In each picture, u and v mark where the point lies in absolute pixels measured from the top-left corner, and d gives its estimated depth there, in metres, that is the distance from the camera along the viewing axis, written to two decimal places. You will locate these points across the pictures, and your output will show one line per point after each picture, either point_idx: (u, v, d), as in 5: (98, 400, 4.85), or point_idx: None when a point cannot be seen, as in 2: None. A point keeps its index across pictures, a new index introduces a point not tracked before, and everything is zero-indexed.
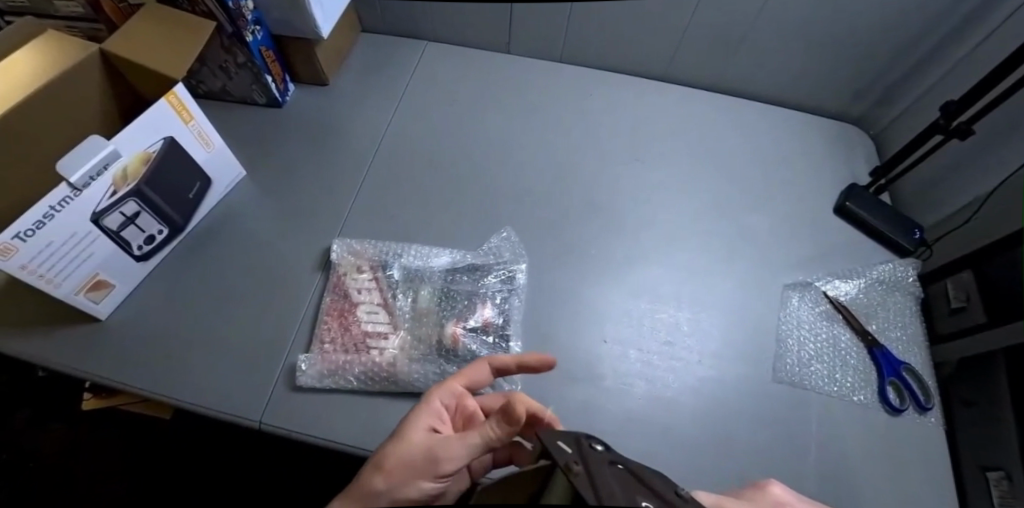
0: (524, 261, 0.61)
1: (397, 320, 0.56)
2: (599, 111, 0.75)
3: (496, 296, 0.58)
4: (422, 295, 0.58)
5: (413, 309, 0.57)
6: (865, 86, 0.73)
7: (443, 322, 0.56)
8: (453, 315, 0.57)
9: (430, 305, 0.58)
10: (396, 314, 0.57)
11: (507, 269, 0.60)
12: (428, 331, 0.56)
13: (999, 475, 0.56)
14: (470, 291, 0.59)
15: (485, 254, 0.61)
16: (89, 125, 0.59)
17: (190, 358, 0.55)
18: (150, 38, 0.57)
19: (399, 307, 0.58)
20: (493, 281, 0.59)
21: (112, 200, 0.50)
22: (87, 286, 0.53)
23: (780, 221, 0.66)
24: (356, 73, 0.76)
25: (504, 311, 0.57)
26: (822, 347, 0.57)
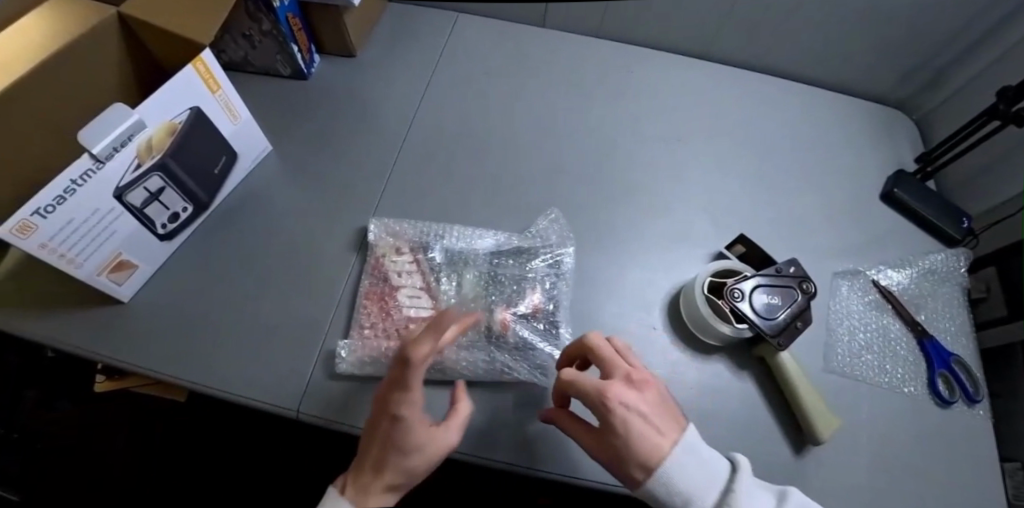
0: (571, 245, 0.58)
1: (441, 305, 0.54)
2: (638, 90, 0.72)
3: (545, 281, 0.56)
4: (467, 279, 0.56)
5: (459, 294, 0.55)
6: (913, 69, 0.70)
7: (491, 307, 0.54)
8: (500, 300, 0.55)
9: (475, 289, 0.55)
10: (440, 299, 0.54)
11: (554, 254, 0.57)
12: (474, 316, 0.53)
13: (1015, 466, 0.58)
14: (516, 276, 0.56)
15: (532, 237, 0.59)
16: (102, 94, 0.55)
17: (221, 343, 0.52)
18: (174, 3, 0.53)
19: (444, 291, 0.55)
20: (540, 265, 0.57)
21: (136, 174, 0.47)
22: (109, 266, 0.49)
23: (828, 208, 0.64)
24: (385, 45, 0.72)
25: (553, 297, 0.55)
26: (873, 337, 0.56)
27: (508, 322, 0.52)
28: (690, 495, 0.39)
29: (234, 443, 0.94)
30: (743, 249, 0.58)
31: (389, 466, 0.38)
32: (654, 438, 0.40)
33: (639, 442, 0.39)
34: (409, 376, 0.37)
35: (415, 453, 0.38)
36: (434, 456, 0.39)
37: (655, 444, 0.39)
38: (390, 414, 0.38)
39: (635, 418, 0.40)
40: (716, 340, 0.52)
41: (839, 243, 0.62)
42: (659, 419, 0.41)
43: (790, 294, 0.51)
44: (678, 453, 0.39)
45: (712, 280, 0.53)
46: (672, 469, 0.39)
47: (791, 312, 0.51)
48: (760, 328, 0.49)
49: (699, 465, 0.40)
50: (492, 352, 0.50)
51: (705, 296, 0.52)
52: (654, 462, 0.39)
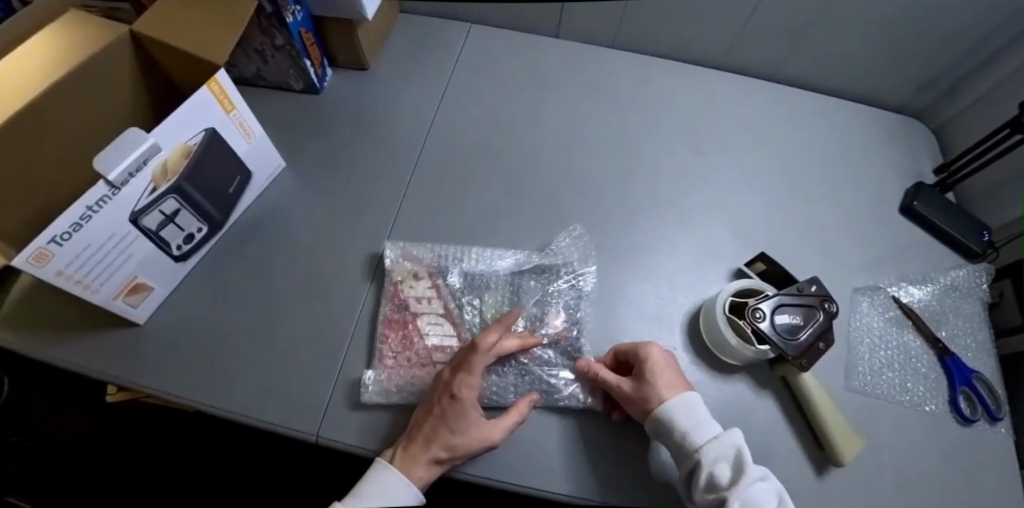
0: (592, 264, 0.58)
1: (463, 331, 0.54)
2: (653, 102, 0.71)
3: (566, 303, 0.55)
4: (488, 303, 0.55)
5: (482, 318, 0.55)
6: (933, 80, 0.69)
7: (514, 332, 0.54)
8: (523, 324, 0.54)
9: (497, 311, 0.55)
10: (463, 324, 0.54)
11: (575, 273, 0.57)
12: None
13: None
14: (537, 298, 0.56)
15: (553, 255, 0.58)
16: (115, 113, 0.54)
17: (240, 365, 0.52)
18: (186, 21, 0.51)
19: (467, 317, 0.54)
20: (561, 285, 0.56)
21: (152, 198, 0.46)
22: (124, 290, 0.49)
23: (847, 222, 0.64)
24: (397, 58, 0.71)
25: (576, 318, 0.54)
26: (894, 355, 0.55)
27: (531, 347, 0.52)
28: (687, 433, 0.43)
29: (241, 459, 0.92)
30: (763, 267, 0.57)
31: (440, 439, 0.43)
32: (665, 382, 0.46)
33: (653, 382, 0.46)
34: (471, 360, 0.46)
35: (461, 430, 0.43)
36: (481, 439, 0.44)
37: (667, 386, 0.45)
38: (447, 393, 0.45)
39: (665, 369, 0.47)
40: (737, 359, 0.52)
41: (859, 257, 0.61)
42: (674, 372, 0.47)
43: (812, 313, 0.51)
44: (685, 394, 0.44)
45: (733, 300, 0.53)
46: (679, 407, 0.44)
47: (812, 332, 0.50)
48: (783, 350, 0.49)
49: (700, 413, 0.44)
50: (522, 374, 0.51)
51: (726, 317, 0.51)
52: (663, 399, 0.44)
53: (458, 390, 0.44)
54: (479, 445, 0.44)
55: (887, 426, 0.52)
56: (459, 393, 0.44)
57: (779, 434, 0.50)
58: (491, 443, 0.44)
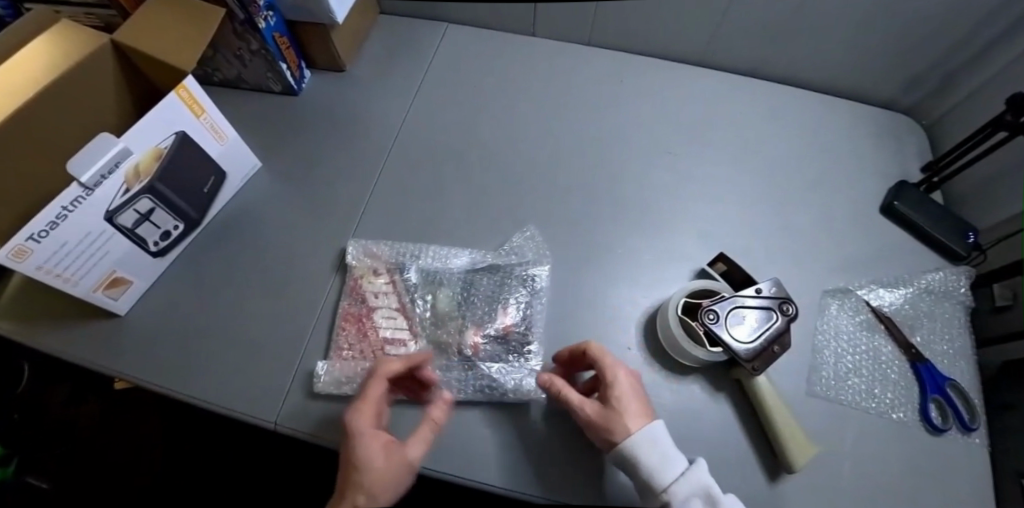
0: (546, 263, 0.58)
1: (415, 326, 0.55)
2: (626, 100, 0.70)
3: (517, 300, 0.56)
4: (439, 298, 0.57)
5: (433, 312, 0.56)
6: (922, 74, 0.66)
7: (465, 328, 0.55)
8: (474, 321, 0.56)
9: (449, 307, 0.56)
10: (415, 320, 0.56)
11: (528, 272, 0.58)
12: (448, 336, 0.55)
13: None
14: (489, 295, 0.57)
15: (506, 254, 0.59)
16: (104, 120, 0.58)
17: (211, 355, 0.54)
18: (161, 29, 0.54)
19: (418, 312, 0.56)
20: (513, 283, 0.57)
21: (126, 198, 0.49)
22: (104, 284, 0.52)
23: (822, 223, 0.62)
24: (373, 59, 0.73)
25: (525, 313, 0.55)
26: (861, 360, 0.54)
27: (479, 342, 0.54)
28: (653, 473, 0.42)
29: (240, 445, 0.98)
30: (725, 267, 0.56)
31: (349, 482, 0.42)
32: (632, 412, 0.44)
33: (620, 412, 0.44)
34: (365, 396, 0.45)
35: (366, 469, 0.42)
36: (390, 475, 0.42)
37: (634, 415, 0.44)
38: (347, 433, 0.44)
39: (627, 399, 0.45)
40: (691, 360, 0.51)
41: (833, 259, 0.59)
42: (638, 398, 0.46)
43: (769, 316, 0.50)
44: (650, 427, 0.43)
45: (688, 301, 0.52)
46: (646, 438, 0.43)
47: (768, 335, 0.49)
48: (734, 353, 0.48)
49: (665, 446, 0.43)
50: (467, 371, 0.51)
51: (679, 318, 0.51)
52: (631, 431, 0.43)
53: (355, 427, 0.43)
54: (391, 483, 0.42)
55: (846, 431, 0.51)
56: (359, 431, 0.43)
57: (730, 437, 0.50)
58: (402, 477, 0.43)
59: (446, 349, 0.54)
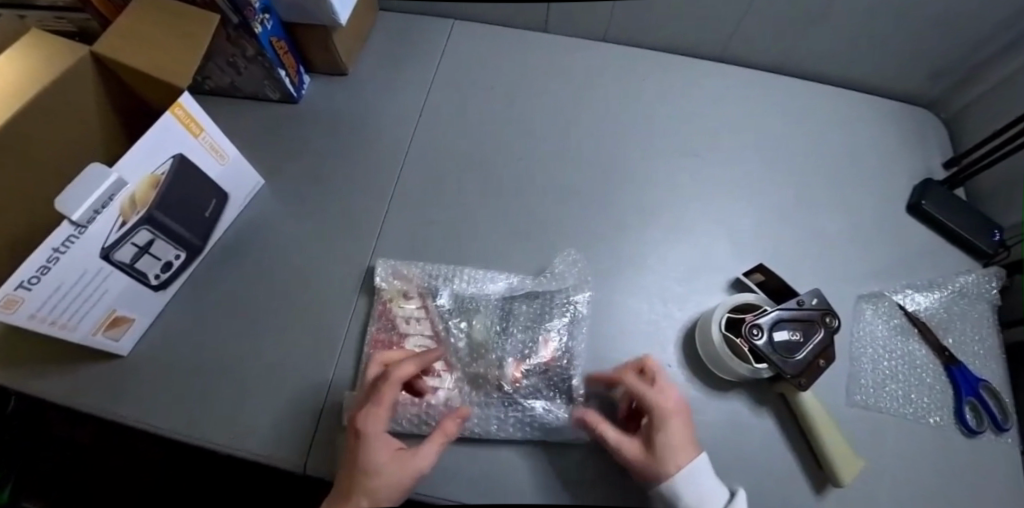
0: (589, 289, 0.56)
1: (450, 355, 0.52)
2: (646, 100, 0.68)
3: (560, 332, 0.54)
4: (476, 327, 0.54)
5: (469, 343, 0.53)
6: (945, 67, 0.65)
7: (503, 360, 0.53)
8: (513, 353, 0.53)
9: (487, 337, 0.54)
10: (450, 350, 0.53)
11: (570, 299, 0.55)
12: (486, 369, 0.52)
13: None
14: (528, 321, 0.55)
15: (547, 279, 0.56)
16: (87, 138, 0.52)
17: (228, 395, 0.50)
18: (149, 39, 0.48)
19: (453, 341, 0.53)
20: (557, 312, 0.55)
21: (122, 232, 0.44)
22: (104, 325, 0.48)
23: (851, 224, 0.61)
24: (377, 63, 0.69)
25: (567, 347, 0.53)
26: (898, 365, 0.54)
27: (520, 377, 0.52)
28: None
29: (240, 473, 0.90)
30: (763, 277, 0.55)
31: (356, 481, 0.41)
32: (671, 452, 0.43)
33: (659, 452, 0.43)
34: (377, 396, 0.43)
35: (376, 470, 0.41)
36: (400, 475, 0.41)
37: (675, 459, 0.43)
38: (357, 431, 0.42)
39: (668, 434, 0.44)
40: (733, 376, 0.50)
41: (864, 261, 0.59)
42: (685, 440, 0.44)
43: (813, 328, 0.49)
44: (692, 465, 0.42)
45: (730, 316, 0.51)
46: (688, 478, 0.42)
47: (813, 350, 0.48)
48: (781, 370, 0.47)
49: (703, 485, 0.42)
50: (508, 409, 0.49)
51: (722, 334, 0.50)
52: (671, 472, 0.42)
53: (368, 428, 0.41)
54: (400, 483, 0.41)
55: (887, 438, 0.51)
56: (373, 433, 0.42)
57: (772, 450, 0.50)
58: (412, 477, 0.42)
59: (483, 380, 0.51)
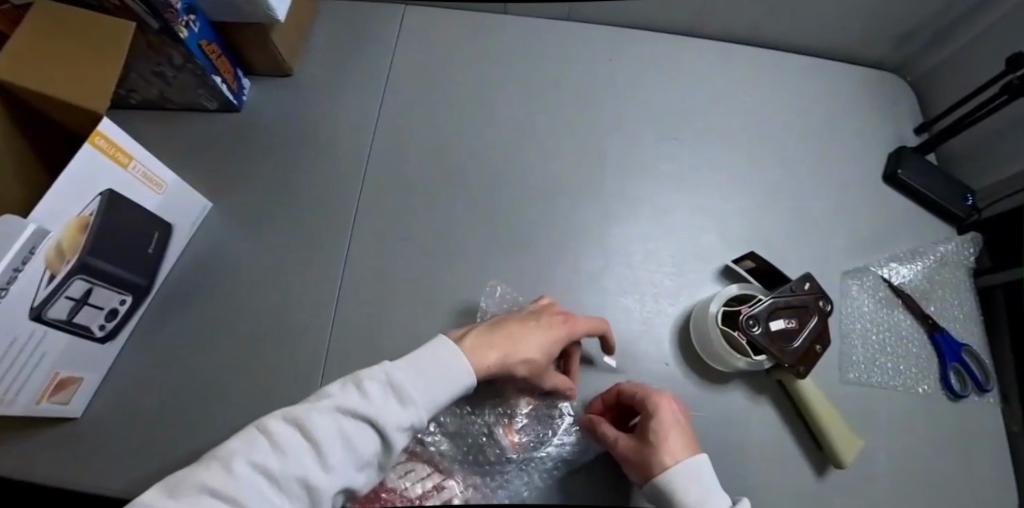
0: None
1: (437, 461, 0.48)
2: (620, 81, 0.64)
3: None
4: (443, 420, 0.49)
5: (447, 438, 0.48)
6: (912, 30, 0.64)
7: (489, 431, 0.49)
8: (494, 424, 0.49)
9: (455, 423, 0.49)
10: (434, 457, 0.48)
11: None
12: (475, 447, 0.48)
13: None
14: (491, 402, 0.50)
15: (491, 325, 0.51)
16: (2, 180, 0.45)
17: (206, 450, 0.46)
18: (52, 57, 0.41)
19: (432, 448, 0.48)
20: None
21: (53, 286, 0.38)
22: (48, 391, 0.42)
23: (831, 197, 0.61)
24: (326, 59, 0.63)
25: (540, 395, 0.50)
26: (885, 337, 0.54)
27: (516, 438, 0.49)
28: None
29: None
30: (753, 264, 0.54)
31: (526, 343, 0.45)
32: (669, 444, 0.41)
33: (655, 445, 0.41)
34: (594, 318, 0.50)
35: (548, 348, 0.46)
36: (544, 372, 0.46)
37: (671, 450, 0.40)
38: (562, 320, 0.47)
39: (666, 427, 0.42)
40: (730, 367, 0.50)
41: (847, 237, 0.59)
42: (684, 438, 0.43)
43: (806, 314, 0.49)
44: (691, 460, 0.40)
45: (726, 308, 0.50)
46: (685, 474, 0.39)
47: (810, 336, 0.48)
48: (779, 359, 0.47)
49: (705, 483, 0.39)
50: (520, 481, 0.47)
51: (719, 328, 0.48)
52: (668, 465, 0.40)
53: (580, 326, 0.47)
54: (538, 369, 0.46)
55: (882, 412, 0.52)
56: (575, 330, 0.47)
57: (775, 436, 0.50)
58: (536, 375, 0.46)
59: (487, 465, 0.48)
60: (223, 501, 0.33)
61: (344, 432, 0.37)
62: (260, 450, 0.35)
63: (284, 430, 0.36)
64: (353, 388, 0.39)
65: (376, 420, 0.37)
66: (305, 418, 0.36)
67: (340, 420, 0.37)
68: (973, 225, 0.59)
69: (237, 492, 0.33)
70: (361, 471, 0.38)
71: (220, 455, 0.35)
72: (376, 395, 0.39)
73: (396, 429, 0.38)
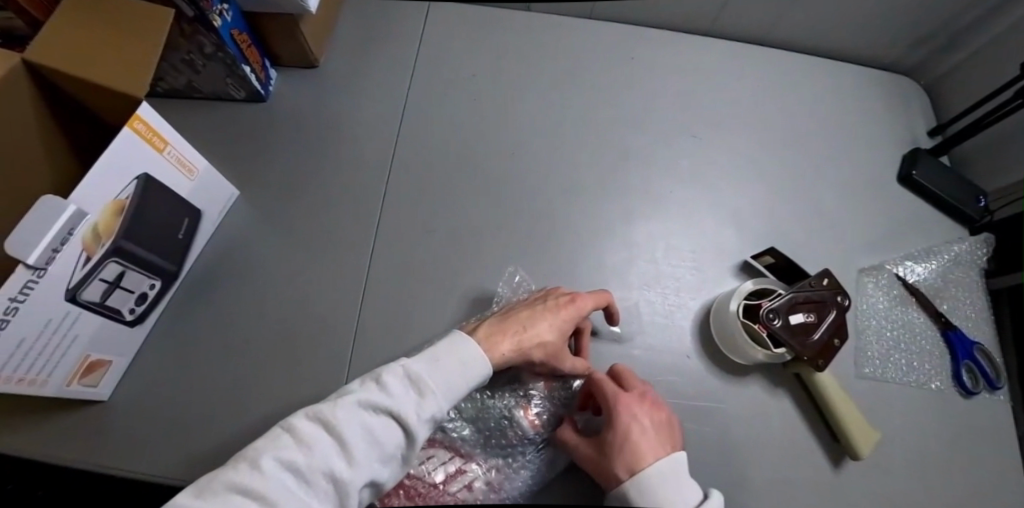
0: None
1: (460, 447, 0.48)
2: (641, 79, 0.65)
3: None
4: (462, 405, 0.49)
5: (469, 424, 0.49)
6: (926, 35, 0.65)
7: (509, 413, 0.49)
8: (514, 405, 0.49)
9: (475, 407, 0.49)
10: (455, 442, 0.48)
11: None
12: (496, 429, 0.48)
13: None
14: (508, 385, 0.50)
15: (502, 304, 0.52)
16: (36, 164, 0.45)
17: (232, 435, 0.46)
18: (90, 42, 0.41)
19: (453, 434, 0.48)
20: None
21: (88, 268, 0.38)
22: (79, 373, 0.42)
23: (847, 196, 0.62)
24: (351, 52, 0.64)
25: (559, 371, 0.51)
26: (899, 334, 0.55)
27: (536, 418, 0.49)
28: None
29: None
30: (773, 260, 0.55)
31: (538, 326, 0.46)
32: (629, 449, 0.41)
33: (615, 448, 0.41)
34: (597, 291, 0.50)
35: (560, 328, 0.46)
36: (561, 353, 0.47)
37: (635, 453, 0.41)
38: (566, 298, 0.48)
39: (633, 427, 0.42)
40: (749, 361, 0.50)
41: (863, 235, 0.60)
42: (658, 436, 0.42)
43: (825, 307, 0.49)
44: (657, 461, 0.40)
45: (746, 302, 0.50)
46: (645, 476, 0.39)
47: (829, 330, 0.49)
48: (798, 352, 0.48)
49: (675, 481, 0.39)
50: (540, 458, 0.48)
51: (740, 322, 0.49)
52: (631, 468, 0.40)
53: (584, 301, 0.48)
54: (555, 351, 0.46)
55: (895, 407, 0.53)
56: (579, 306, 0.48)
57: (793, 429, 0.51)
58: (557, 356, 0.46)
59: (509, 446, 0.48)
60: (250, 498, 0.33)
61: (368, 427, 0.37)
62: (287, 449, 0.36)
63: (310, 428, 0.37)
64: (374, 383, 0.39)
65: (400, 415, 0.38)
66: (331, 415, 0.37)
67: (364, 415, 0.37)
68: (984, 227, 0.60)
69: (266, 489, 0.33)
70: (385, 465, 0.38)
71: (247, 455, 0.35)
72: (397, 390, 0.39)
73: (420, 421, 0.38)
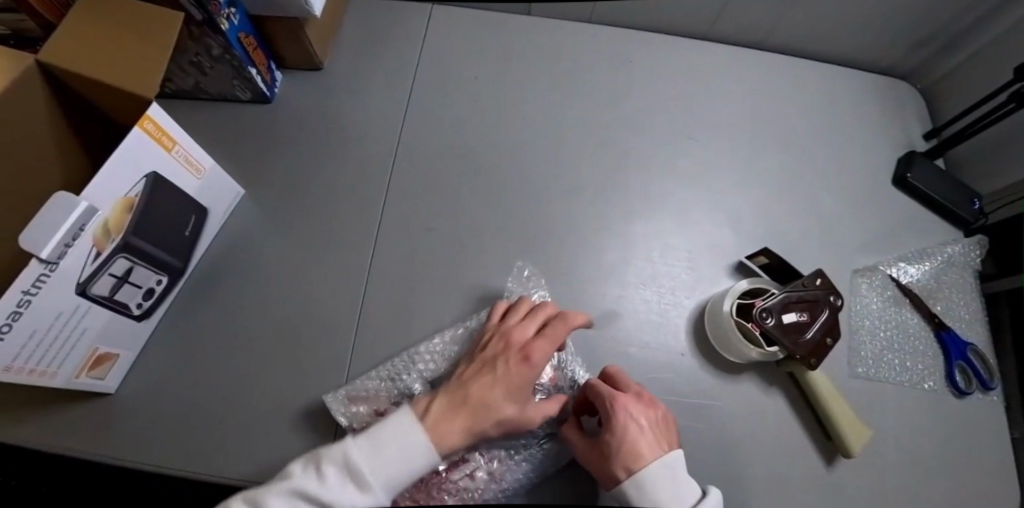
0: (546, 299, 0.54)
1: None
2: (639, 81, 0.67)
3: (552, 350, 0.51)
4: None
5: None
6: (921, 39, 0.66)
7: None
8: None
9: None
10: None
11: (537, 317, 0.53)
12: None
13: None
14: None
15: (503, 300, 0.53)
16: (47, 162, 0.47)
17: (236, 427, 0.47)
18: (101, 44, 0.43)
19: None
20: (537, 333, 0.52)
21: (98, 263, 0.40)
22: (87, 365, 0.44)
23: (843, 199, 0.62)
24: (355, 54, 0.65)
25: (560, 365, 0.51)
26: (893, 334, 0.56)
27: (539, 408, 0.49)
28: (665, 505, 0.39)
29: None
30: (767, 261, 0.55)
31: (491, 400, 0.43)
32: (634, 448, 0.42)
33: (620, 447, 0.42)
34: (560, 332, 0.47)
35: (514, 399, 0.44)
36: (519, 424, 0.44)
37: (637, 454, 0.41)
38: (520, 357, 0.45)
39: (632, 427, 0.43)
40: (743, 359, 0.51)
41: (857, 236, 0.60)
42: (655, 434, 0.43)
43: (818, 307, 0.50)
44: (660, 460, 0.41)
45: (740, 301, 0.51)
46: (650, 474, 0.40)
47: (821, 329, 0.49)
48: (790, 351, 0.48)
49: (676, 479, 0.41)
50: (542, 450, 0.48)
51: (735, 321, 0.50)
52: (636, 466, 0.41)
53: (536, 359, 0.45)
54: (513, 423, 0.44)
55: (889, 405, 0.53)
56: (534, 364, 0.45)
57: (787, 426, 0.51)
58: (516, 424, 0.44)
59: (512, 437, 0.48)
60: None
61: None
62: None
63: None
64: (313, 469, 0.38)
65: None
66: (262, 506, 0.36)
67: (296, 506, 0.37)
68: (979, 230, 0.61)
69: None
70: None
71: None
72: (333, 479, 0.37)
73: None
